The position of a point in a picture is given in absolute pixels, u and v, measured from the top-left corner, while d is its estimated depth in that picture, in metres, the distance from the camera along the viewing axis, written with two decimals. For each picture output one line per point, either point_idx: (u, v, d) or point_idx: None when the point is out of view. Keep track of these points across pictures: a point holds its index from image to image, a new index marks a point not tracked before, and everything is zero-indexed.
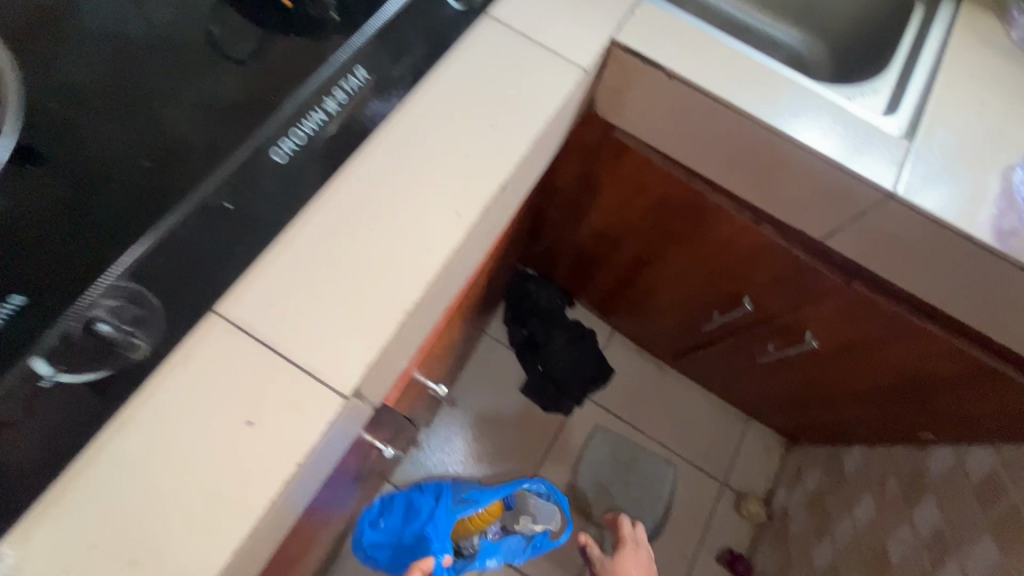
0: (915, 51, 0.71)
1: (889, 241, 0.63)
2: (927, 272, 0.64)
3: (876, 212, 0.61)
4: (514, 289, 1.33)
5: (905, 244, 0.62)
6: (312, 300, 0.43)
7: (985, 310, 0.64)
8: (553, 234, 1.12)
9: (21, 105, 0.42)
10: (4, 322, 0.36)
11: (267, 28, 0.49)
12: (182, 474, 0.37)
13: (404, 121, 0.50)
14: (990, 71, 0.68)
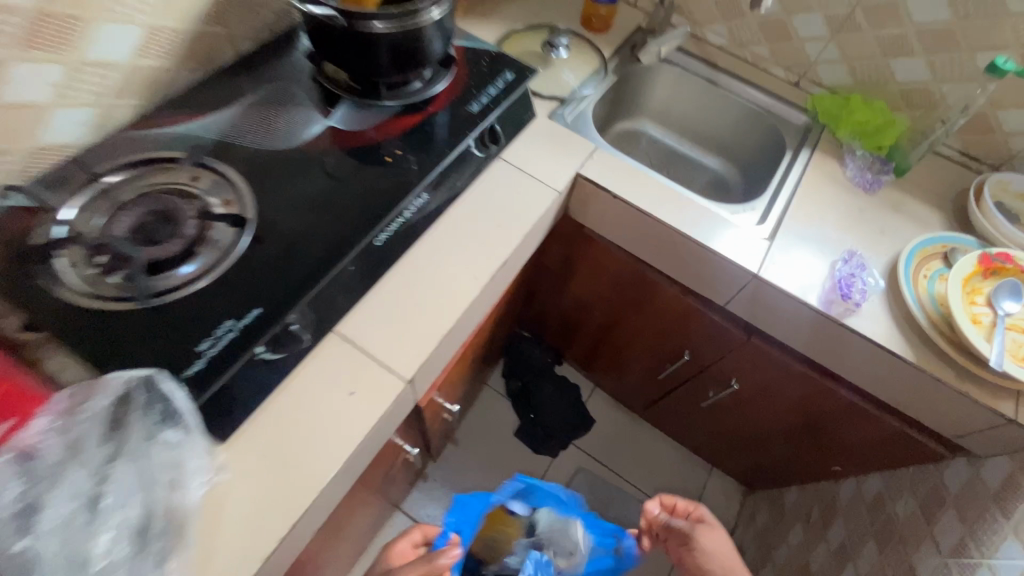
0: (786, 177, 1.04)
1: (767, 306, 0.92)
2: (792, 328, 0.93)
3: (755, 285, 0.90)
4: (514, 348, 1.63)
5: (777, 308, 0.91)
6: (387, 324, 0.71)
7: (837, 357, 0.92)
8: (541, 301, 1.42)
9: (253, 203, 0.71)
10: (248, 325, 0.61)
11: (372, 167, 0.78)
12: (314, 419, 0.62)
13: (444, 221, 0.81)
14: (835, 195, 1.00)
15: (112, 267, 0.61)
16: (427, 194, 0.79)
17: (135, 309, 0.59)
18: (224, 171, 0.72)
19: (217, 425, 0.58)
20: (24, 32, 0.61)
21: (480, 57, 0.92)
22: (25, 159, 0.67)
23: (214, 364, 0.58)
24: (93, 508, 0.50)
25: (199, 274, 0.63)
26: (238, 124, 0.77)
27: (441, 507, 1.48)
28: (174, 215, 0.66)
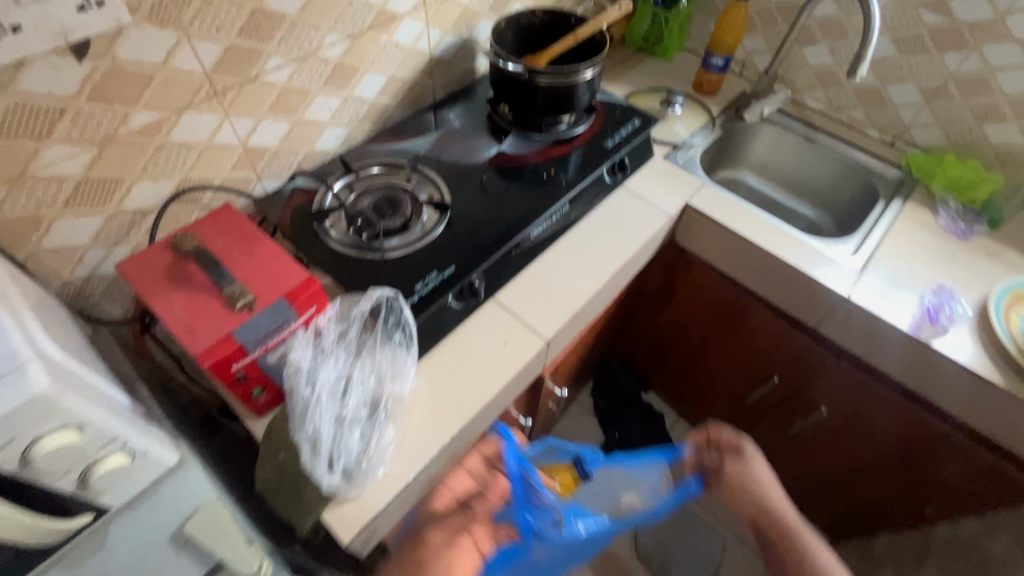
0: (881, 219, 1.15)
1: (858, 326, 1.01)
2: (885, 350, 1.00)
3: (846, 305, 1.01)
4: (603, 369, 1.75)
5: (868, 329, 1.00)
6: (532, 297, 0.93)
7: (929, 380, 0.98)
8: (635, 326, 1.56)
9: (449, 197, 0.96)
10: (448, 276, 0.84)
11: (531, 181, 1.02)
12: (479, 354, 0.84)
13: (577, 229, 1.03)
14: (926, 238, 1.10)
15: (359, 230, 0.88)
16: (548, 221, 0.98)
17: (370, 257, 0.85)
18: (430, 176, 0.99)
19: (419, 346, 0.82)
20: (329, 76, 0.92)
21: (614, 108, 1.16)
22: (302, 158, 0.97)
23: (426, 297, 0.81)
24: (350, 380, 0.73)
25: (407, 240, 0.88)
26: (440, 148, 1.05)
27: None
28: (398, 200, 0.93)
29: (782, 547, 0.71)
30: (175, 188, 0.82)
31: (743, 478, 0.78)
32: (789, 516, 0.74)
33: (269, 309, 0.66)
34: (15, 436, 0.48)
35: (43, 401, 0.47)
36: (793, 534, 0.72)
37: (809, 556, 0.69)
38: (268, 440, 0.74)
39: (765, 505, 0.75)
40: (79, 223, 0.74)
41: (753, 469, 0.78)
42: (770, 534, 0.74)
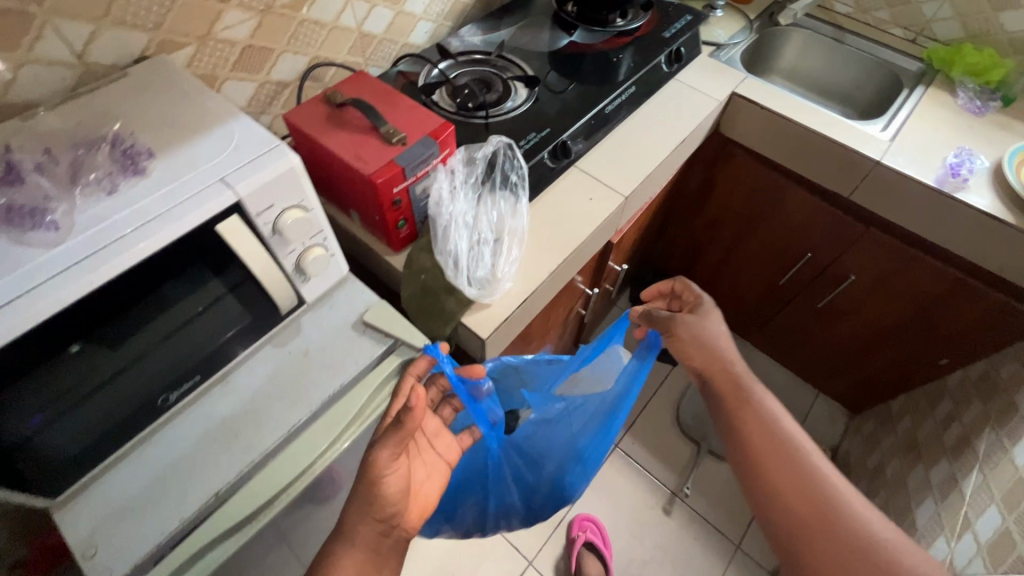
0: (906, 102, 1.28)
1: (888, 188, 1.15)
2: (913, 206, 1.14)
3: (878, 169, 1.14)
4: (639, 278, 1.85)
5: (897, 189, 1.14)
6: (609, 163, 1.06)
7: (950, 231, 1.13)
8: (672, 232, 1.69)
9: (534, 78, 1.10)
10: (544, 137, 0.98)
11: (601, 69, 1.15)
12: (572, 205, 0.99)
13: (641, 112, 1.17)
14: (947, 115, 1.24)
15: (462, 100, 1.01)
16: (585, 143, 1.06)
17: (476, 122, 0.98)
18: (513, 62, 1.12)
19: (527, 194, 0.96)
20: None
21: (667, 7, 1.28)
22: (400, 48, 1.09)
23: (530, 152, 0.95)
24: (477, 213, 0.87)
25: (506, 110, 1.02)
26: (517, 41, 1.19)
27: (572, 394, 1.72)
28: (491, 81, 1.07)
29: (732, 408, 0.70)
30: (308, 63, 0.94)
31: (694, 338, 0.77)
32: (735, 366, 0.73)
33: (420, 142, 0.79)
34: (274, 202, 0.61)
35: (294, 174, 0.61)
36: (742, 391, 0.71)
37: (752, 413, 0.68)
38: (410, 266, 0.88)
39: (719, 366, 0.73)
40: (239, 87, 0.86)
41: (703, 324, 0.78)
42: (722, 403, 0.71)
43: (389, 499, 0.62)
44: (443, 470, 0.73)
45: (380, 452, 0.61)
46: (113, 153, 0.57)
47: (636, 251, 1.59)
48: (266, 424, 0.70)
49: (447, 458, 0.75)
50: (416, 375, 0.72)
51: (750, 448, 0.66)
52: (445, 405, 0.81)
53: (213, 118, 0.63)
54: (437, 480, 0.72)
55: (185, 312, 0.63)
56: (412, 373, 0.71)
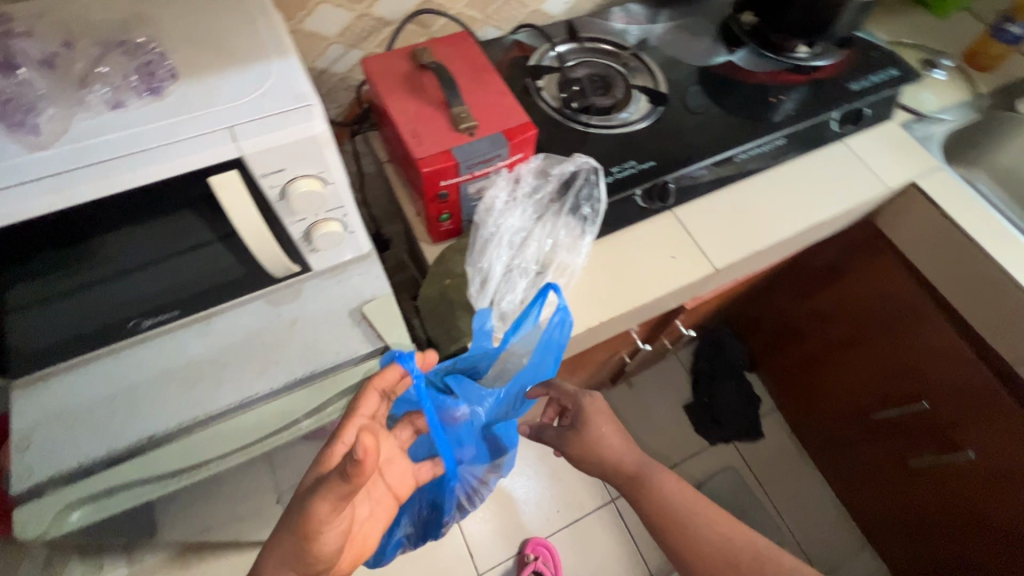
0: None
1: None
2: None
3: None
4: (712, 337, 1.63)
5: None
6: (712, 223, 0.87)
7: None
8: (768, 303, 1.44)
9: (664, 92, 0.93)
10: (643, 169, 0.82)
11: (750, 104, 0.94)
12: (645, 258, 0.82)
13: (781, 170, 0.94)
14: None
15: (569, 97, 0.87)
16: (709, 167, 0.86)
17: (575, 126, 0.85)
18: (648, 68, 0.95)
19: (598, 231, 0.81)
20: None
21: (871, 49, 1.01)
22: (527, 14, 0.96)
23: (618, 183, 0.79)
24: (529, 234, 0.75)
25: (616, 121, 0.86)
26: (664, 42, 1.00)
27: None
28: (612, 82, 0.91)
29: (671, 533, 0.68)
30: (416, 6, 0.84)
31: (589, 449, 0.77)
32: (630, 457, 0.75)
33: (488, 138, 0.68)
34: (286, 167, 0.53)
35: (316, 144, 0.53)
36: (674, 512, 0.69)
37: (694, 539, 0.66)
38: (438, 264, 0.78)
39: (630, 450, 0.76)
40: (334, 15, 0.79)
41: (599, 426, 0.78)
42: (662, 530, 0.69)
43: (325, 558, 0.49)
44: (391, 508, 0.58)
45: (318, 504, 0.45)
46: (130, 59, 0.51)
47: (718, 312, 1.37)
48: (225, 383, 0.65)
49: (398, 491, 0.60)
50: (380, 390, 0.56)
51: (664, 525, 0.69)
52: (406, 425, 0.67)
53: (256, 47, 0.54)
54: (383, 517, 0.57)
55: (172, 249, 0.58)
56: (377, 388, 0.55)
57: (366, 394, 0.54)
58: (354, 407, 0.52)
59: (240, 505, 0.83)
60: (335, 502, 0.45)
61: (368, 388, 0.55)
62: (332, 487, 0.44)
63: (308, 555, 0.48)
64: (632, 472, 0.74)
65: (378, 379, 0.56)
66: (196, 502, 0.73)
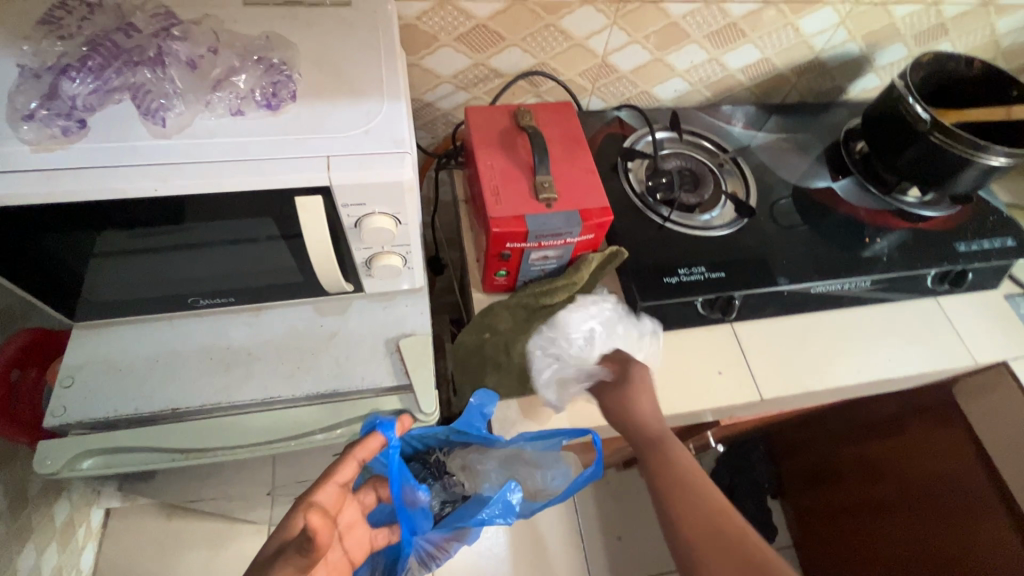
0: None
1: None
2: None
3: None
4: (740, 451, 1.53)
5: None
6: (768, 348, 0.82)
7: None
8: (810, 435, 1.34)
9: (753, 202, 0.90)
10: (710, 276, 0.80)
11: (840, 235, 0.89)
12: (688, 367, 0.79)
13: (856, 311, 0.88)
14: None
15: (654, 186, 0.87)
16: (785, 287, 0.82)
17: (653, 217, 0.84)
18: (742, 173, 0.93)
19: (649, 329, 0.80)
20: (715, 30, 0.89)
21: (989, 211, 0.94)
22: (635, 94, 0.97)
23: (680, 286, 0.78)
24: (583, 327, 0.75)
25: (697, 223, 0.85)
26: (766, 151, 0.98)
27: (583, 496, 1.45)
28: (702, 179, 0.90)
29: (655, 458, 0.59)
30: (532, 65, 0.87)
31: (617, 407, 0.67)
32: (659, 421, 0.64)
33: (564, 214, 0.68)
34: (367, 203, 0.55)
35: (400, 188, 0.54)
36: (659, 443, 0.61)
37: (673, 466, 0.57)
38: (481, 318, 0.78)
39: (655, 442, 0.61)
40: (454, 58, 0.83)
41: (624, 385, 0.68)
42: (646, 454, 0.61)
43: None
44: (345, 574, 0.59)
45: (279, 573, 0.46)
46: (262, 74, 0.55)
47: (753, 430, 1.29)
48: (253, 379, 0.67)
49: (352, 555, 0.61)
50: (360, 459, 0.57)
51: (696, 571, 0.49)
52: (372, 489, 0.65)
53: (374, 86, 0.57)
54: None
55: (239, 241, 0.60)
56: (358, 458, 0.57)
57: (344, 463, 0.56)
58: (329, 474, 0.55)
59: (232, 488, 0.85)
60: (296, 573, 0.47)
61: (348, 456, 0.57)
62: (291, 557, 0.46)
63: None
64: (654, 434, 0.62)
65: (359, 448, 0.58)
66: (193, 479, 0.75)
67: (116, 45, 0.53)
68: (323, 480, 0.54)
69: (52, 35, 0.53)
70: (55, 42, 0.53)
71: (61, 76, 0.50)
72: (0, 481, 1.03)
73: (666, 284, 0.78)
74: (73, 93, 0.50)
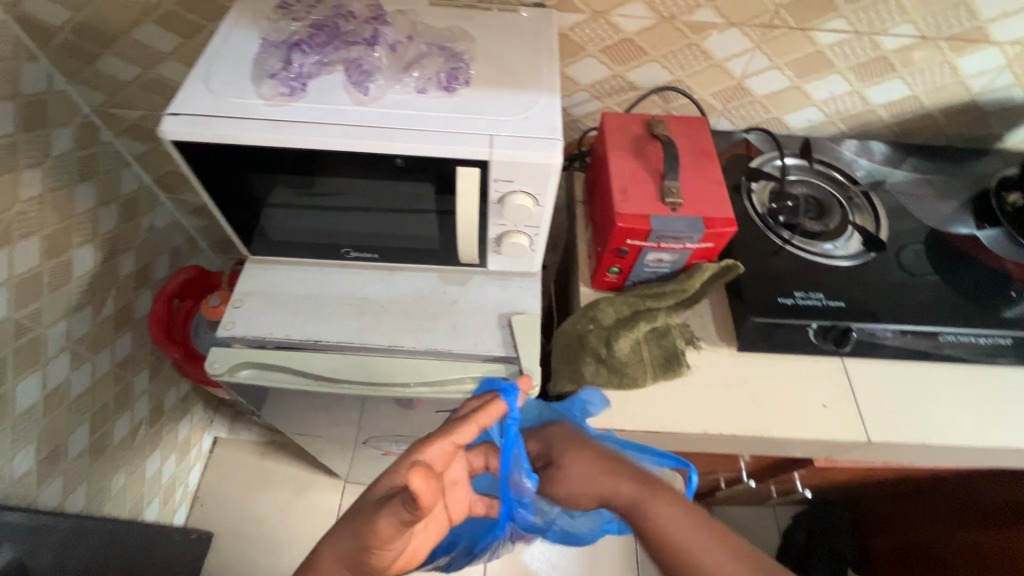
0: None
1: None
2: None
3: None
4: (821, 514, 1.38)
5: None
6: (880, 391, 0.79)
7: None
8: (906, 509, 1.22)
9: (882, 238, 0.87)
10: (829, 304, 0.78)
11: (980, 286, 0.83)
12: (790, 393, 0.78)
13: (988, 372, 0.81)
14: None
15: (777, 209, 0.87)
16: (898, 331, 0.78)
17: (773, 239, 0.84)
18: (872, 209, 0.90)
19: (755, 347, 0.80)
20: (863, 62, 0.88)
21: None
22: (765, 119, 0.98)
23: (794, 308, 0.77)
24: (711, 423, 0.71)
25: (819, 250, 0.83)
26: (902, 190, 0.94)
27: None
28: (828, 209, 0.88)
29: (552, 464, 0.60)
30: (667, 82, 0.91)
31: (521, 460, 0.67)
32: (627, 488, 0.52)
33: (688, 219, 0.70)
34: (514, 180, 0.61)
35: (546, 170, 0.60)
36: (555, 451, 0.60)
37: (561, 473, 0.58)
38: (594, 306, 0.81)
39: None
40: (596, 69, 0.89)
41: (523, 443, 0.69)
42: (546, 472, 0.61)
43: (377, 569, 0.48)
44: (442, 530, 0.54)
45: (382, 522, 0.45)
46: (445, 61, 0.64)
47: (843, 489, 1.20)
48: (383, 328, 0.75)
49: (452, 514, 0.56)
50: (481, 425, 0.53)
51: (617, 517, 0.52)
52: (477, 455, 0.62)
53: (536, 81, 0.64)
54: (433, 533, 0.54)
55: (394, 205, 0.69)
56: (481, 423, 0.53)
57: (464, 425, 0.52)
58: (450, 431, 0.51)
59: (336, 429, 0.95)
60: (398, 526, 0.45)
61: (470, 419, 0.52)
62: (397, 508, 0.44)
63: (365, 566, 0.47)
64: (626, 505, 0.51)
65: (483, 414, 0.54)
66: (311, 410, 0.85)
67: (335, 29, 0.65)
68: (443, 437, 0.50)
69: (286, 17, 0.66)
70: (288, 22, 0.66)
71: (293, 50, 0.62)
72: (147, 391, 1.24)
73: (779, 305, 0.77)
74: (301, 63, 0.61)
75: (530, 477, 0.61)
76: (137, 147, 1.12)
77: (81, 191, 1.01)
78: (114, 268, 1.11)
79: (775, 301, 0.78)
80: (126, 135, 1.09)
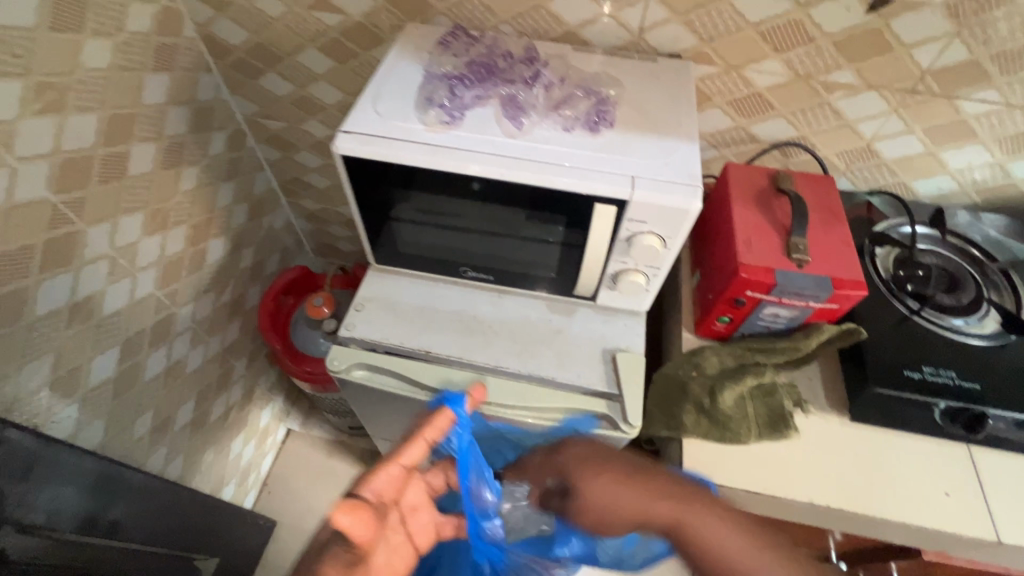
0: None
1: None
2: None
3: None
4: None
5: None
6: (1014, 487, 0.72)
7: None
8: None
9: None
10: (963, 384, 0.72)
11: None
12: (907, 472, 0.73)
13: None
14: None
15: (901, 277, 0.83)
16: None
17: (897, 306, 0.80)
18: (1015, 288, 0.83)
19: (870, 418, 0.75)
20: (1010, 133, 0.84)
21: None
22: (891, 183, 0.95)
23: (921, 382, 0.72)
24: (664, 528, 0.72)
25: (950, 325, 0.78)
26: None
27: None
28: (960, 285, 0.83)
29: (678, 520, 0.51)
30: (791, 137, 0.90)
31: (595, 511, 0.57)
32: (663, 507, 0.53)
33: (815, 278, 0.69)
34: (647, 222, 0.63)
35: (683, 216, 0.61)
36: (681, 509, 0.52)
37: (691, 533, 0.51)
38: (700, 354, 0.80)
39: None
40: (718, 119, 0.91)
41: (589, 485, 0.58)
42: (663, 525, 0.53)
43: None
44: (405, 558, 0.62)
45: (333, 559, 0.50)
46: (591, 104, 0.67)
47: None
48: (489, 347, 0.78)
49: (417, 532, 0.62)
50: (427, 441, 0.61)
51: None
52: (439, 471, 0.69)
53: (676, 128, 0.66)
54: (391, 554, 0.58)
55: (521, 232, 0.72)
56: (425, 438, 0.61)
57: (411, 444, 0.59)
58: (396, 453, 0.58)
59: None
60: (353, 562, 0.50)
61: (417, 437, 0.60)
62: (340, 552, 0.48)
63: None
64: (668, 526, 0.52)
65: (429, 430, 0.61)
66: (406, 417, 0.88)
67: (493, 68, 0.71)
68: (389, 458, 0.57)
69: (447, 54, 0.73)
70: (448, 58, 0.72)
71: (455, 83, 0.68)
72: (243, 376, 1.33)
73: (904, 377, 0.72)
74: (461, 95, 0.67)
75: (489, 488, 0.67)
76: (272, 154, 1.24)
77: (224, 188, 1.13)
78: (237, 259, 1.21)
79: (900, 372, 0.73)
80: (266, 143, 1.21)
